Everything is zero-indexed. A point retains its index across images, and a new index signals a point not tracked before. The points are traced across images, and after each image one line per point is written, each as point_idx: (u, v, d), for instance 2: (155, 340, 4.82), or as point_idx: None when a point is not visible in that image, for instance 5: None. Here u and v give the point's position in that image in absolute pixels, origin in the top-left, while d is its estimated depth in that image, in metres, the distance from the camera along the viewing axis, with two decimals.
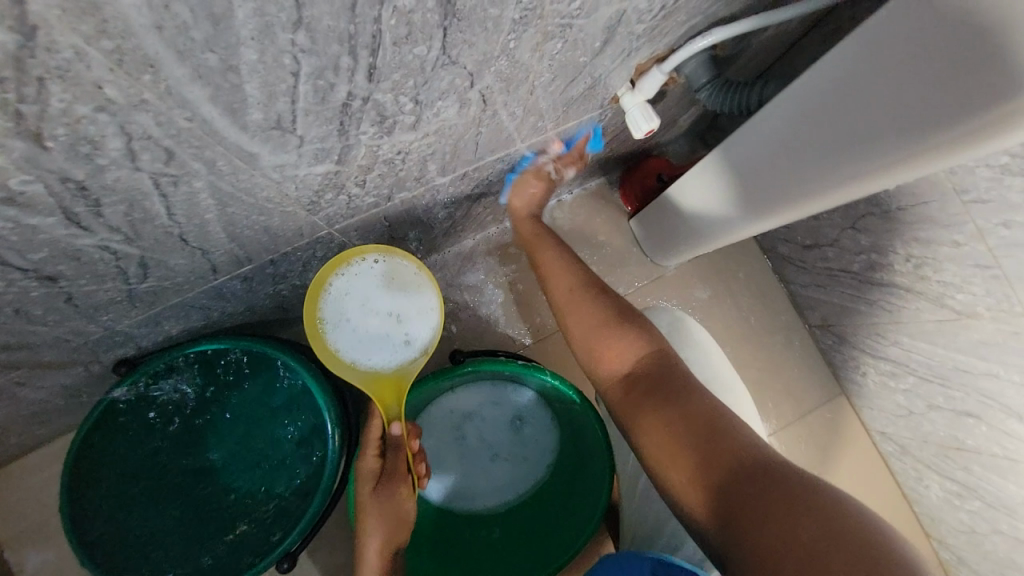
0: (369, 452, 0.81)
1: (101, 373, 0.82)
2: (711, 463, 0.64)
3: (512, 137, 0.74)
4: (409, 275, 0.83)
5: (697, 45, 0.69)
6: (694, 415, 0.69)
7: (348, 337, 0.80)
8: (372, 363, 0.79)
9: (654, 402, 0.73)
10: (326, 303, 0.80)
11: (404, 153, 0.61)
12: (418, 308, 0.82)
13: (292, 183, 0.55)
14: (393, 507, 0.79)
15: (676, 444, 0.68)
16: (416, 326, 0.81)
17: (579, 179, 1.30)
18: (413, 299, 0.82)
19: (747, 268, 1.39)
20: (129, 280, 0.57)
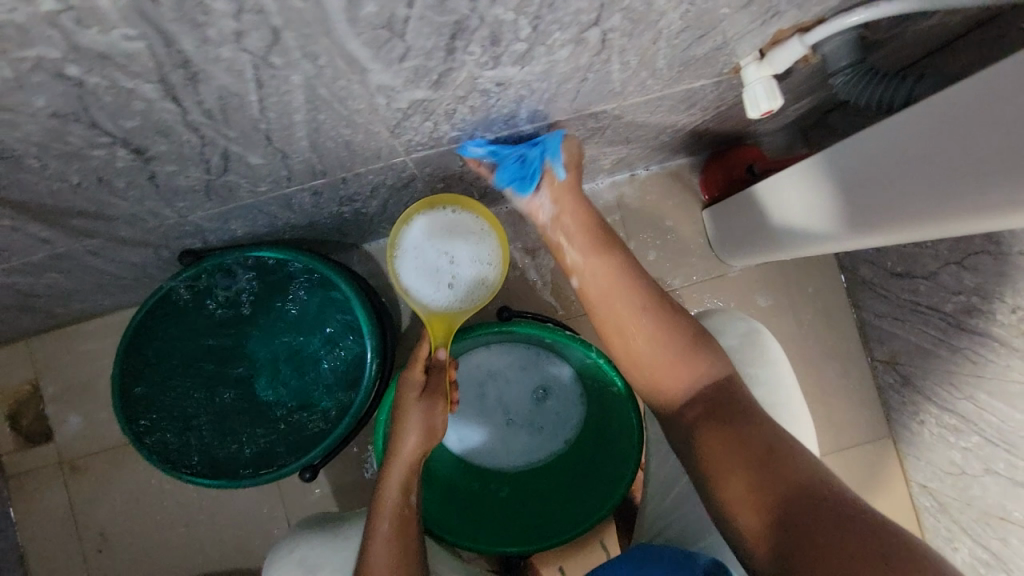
0: (415, 368, 0.80)
1: (166, 258, 0.85)
2: (774, 487, 0.61)
3: (614, 92, 0.68)
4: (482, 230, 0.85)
5: (847, 21, 0.61)
6: (763, 448, 0.65)
7: (413, 272, 0.83)
8: (430, 302, 0.82)
9: (722, 433, 0.68)
10: (400, 238, 0.83)
11: (503, 87, 0.57)
12: (484, 262, 0.85)
13: (384, 99, 0.52)
14: (430, 419, 0.79)
15: (734, 461, 0.65)
16: (477, 278, 0.84)
17: (661, 156, 1.21)
18: (480, 254, 0.85)
19: (818, 284, 1.29)
20: (209, 171, 0.56)
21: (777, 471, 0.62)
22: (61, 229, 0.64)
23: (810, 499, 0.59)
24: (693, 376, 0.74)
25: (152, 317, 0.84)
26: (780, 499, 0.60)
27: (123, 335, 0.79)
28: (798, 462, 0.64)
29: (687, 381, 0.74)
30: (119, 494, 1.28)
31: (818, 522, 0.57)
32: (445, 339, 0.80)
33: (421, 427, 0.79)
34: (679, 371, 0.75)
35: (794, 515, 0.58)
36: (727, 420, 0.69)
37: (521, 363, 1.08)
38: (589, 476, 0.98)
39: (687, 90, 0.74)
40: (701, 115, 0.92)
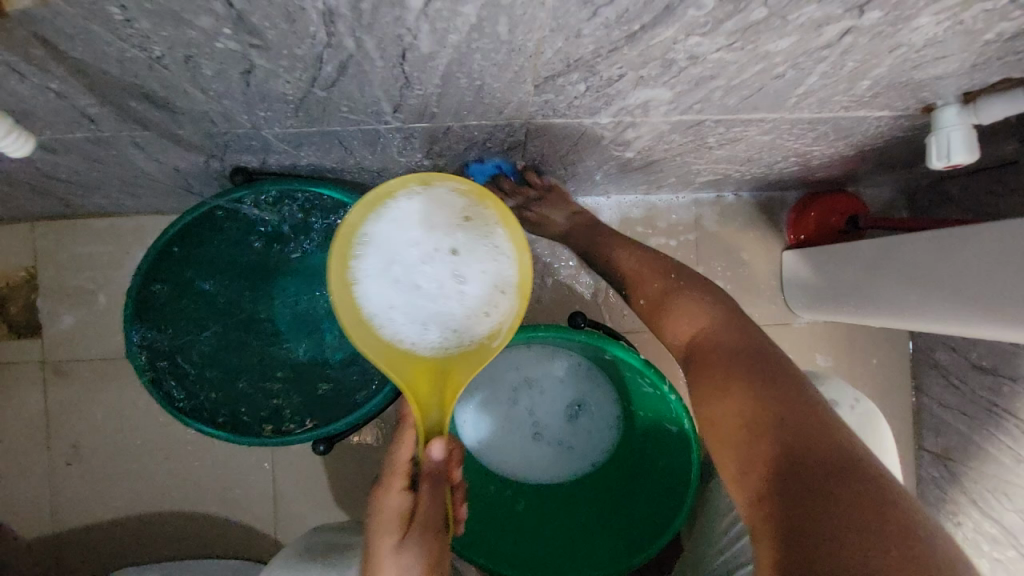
0: (398, 485, 0.64)
1: (214, 171, 0.74)
2: (772, 469, 0.53)
3: (789, 102, 0.57)
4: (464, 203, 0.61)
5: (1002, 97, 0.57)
6: (789, 417, 0.56)
7: (403, 313, 0.58)
8: (438, 344, 0.58)
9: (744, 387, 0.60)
10: (356, 276, 0.57)
11: (691, 63, 0.46)
12: (488, 248, 0.61)
13: (556, 44, 0.42)
14: (417, 558, 0.60)
15: (739, 430, 0.58)
16: (491, 274, 0.60)
17: (757, 183, 1.11)
18: (475, 238, 0.61)
19: (884, 357, 1.21)
20: (315, 81, 0.46)
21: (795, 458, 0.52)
22: (115, 110, 0.53)
23: (816, 480, 0.50)
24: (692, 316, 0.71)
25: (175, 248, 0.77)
26: (779, 472, 0.52)
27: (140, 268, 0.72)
28: (818, 450, 0.52)
29: (688, 325, 0.70)
30: (99, 408, 1.19)
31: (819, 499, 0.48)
32: (434, 402, 0.55)
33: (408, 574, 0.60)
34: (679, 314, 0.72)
35: (792, 489, 0.50)
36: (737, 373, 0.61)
37: (563, 371, 0.98)
38: (615, 510, 0.90)
39: (856, 119, 0.64)
40: (838, 151, 0.81)
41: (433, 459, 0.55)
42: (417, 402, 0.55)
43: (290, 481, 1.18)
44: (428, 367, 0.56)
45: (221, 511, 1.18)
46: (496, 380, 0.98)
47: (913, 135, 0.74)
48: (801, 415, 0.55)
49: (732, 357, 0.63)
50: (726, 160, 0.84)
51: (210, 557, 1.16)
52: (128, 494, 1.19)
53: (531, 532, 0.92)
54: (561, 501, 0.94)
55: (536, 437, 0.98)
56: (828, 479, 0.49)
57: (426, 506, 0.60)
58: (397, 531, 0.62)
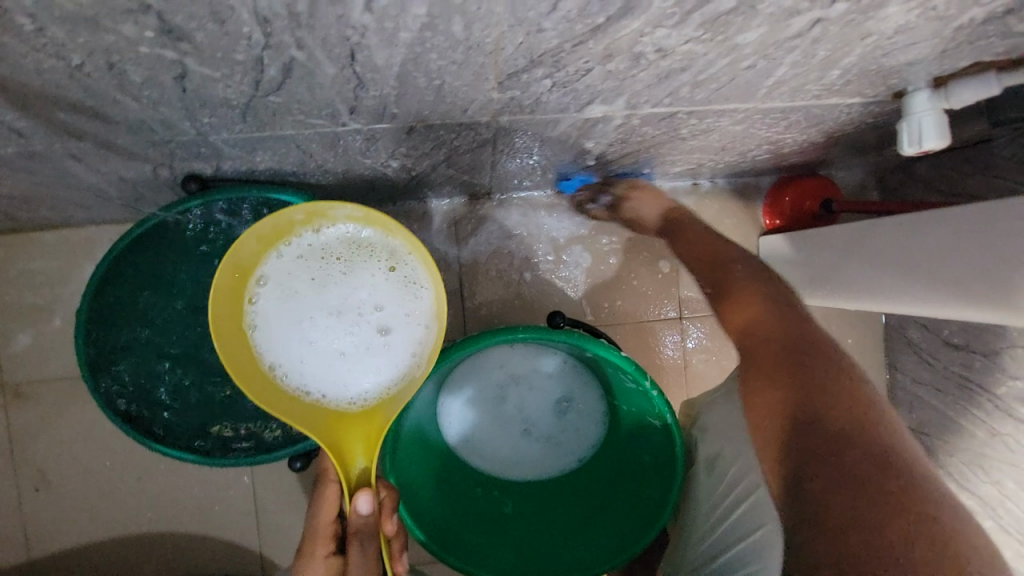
0: (319, 553, 0.64)
1: (165, 180, 0.70)
2: (796, 446, 0.53)
3: (762, 91, 0.56)
4: (359, 236, 0.63)
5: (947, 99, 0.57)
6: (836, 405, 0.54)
7: (315, 361, 0.60)
8: (357, 382, 0.60)
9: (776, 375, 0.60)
10: (259, 337, 0.59)
11: (660, 55, 0.44)
12: (393, 273, 0.63)
13: (517, 38, 0.39)
14: None
15: (780, 412, 0.57)
16: (400, 300, 0.62)
17: (734, 170, 1.10)
18: (377, 268, 0.63)
19: (860, 336, 1.23)
20: (258, 85, 0.43)
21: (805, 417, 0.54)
22: (41, 121, 0.49)
23: (853, 462, 0.50)
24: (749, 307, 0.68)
25: (124, 265, 0.74)
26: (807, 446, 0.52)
27: (86, 289, 0.68)
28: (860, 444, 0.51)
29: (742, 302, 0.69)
30: (62, 431, 1.13)
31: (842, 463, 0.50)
32: (360, 448, 0.56)
33: None
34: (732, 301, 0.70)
35: (817, 463, 0.51)
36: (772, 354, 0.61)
37: (545, 368, 0.98)
38: (602, 506, 0.90)
39: (829, 106, 0.63)
40: (812, 137, 0.81)
41: (361, 513, 0.53)
42: (341, 451, 0.55)
43: (271, 493, 1.15)
44: (350, 410, 0.58)
45: (200, 528, 1.14)
46: (478, 380, 0.97)
47: (884, 120, 0.73)
48: (857, 410, 0.54)
49: (790, 346, 0.61)
50: (702, 149, 0.82)
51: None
52: (99, 518, 1.14)
53: (518, 534, 0.90)
54: (551, 496, 0.94)
55: (520, 437, 0.97)
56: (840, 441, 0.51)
57: (353, 567, 0.57)
58: None
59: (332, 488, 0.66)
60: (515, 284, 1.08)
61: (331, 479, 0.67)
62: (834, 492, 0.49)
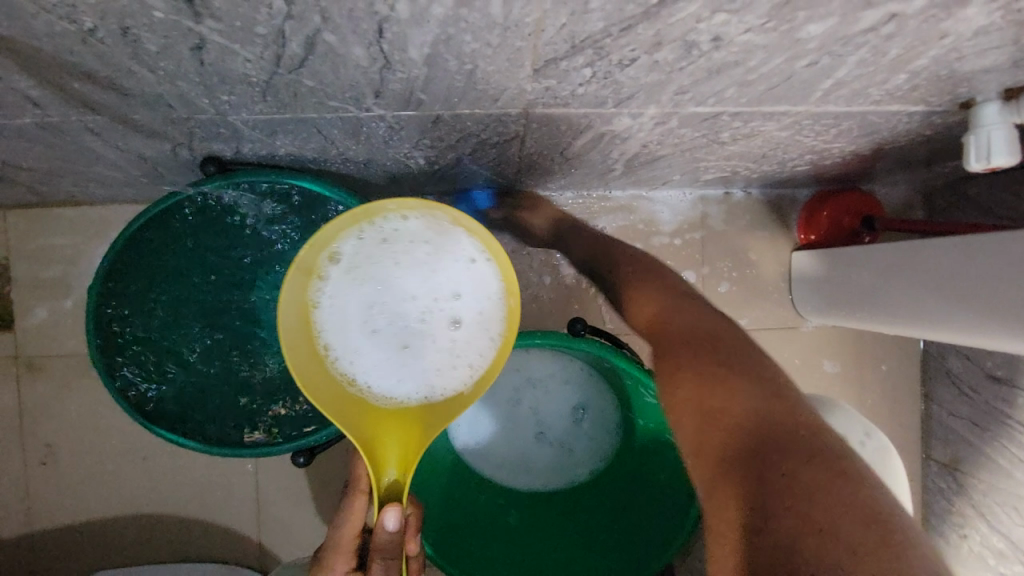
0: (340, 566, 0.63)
1: (183, 160, 0.68)
2: (775, 509, 0.39)
3: (815, 95, 0.52)
4: (448, 236, 0.59)
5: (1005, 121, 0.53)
6: (776, 429, 0.44)
7: (371, 352, 0.58)
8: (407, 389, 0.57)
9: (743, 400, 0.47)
10: (322, 312, 0.57)
11: (713, 47, 0.40)
12: (467, 283, 0.59)
13: (559, 20, 0.36)
14: None
15: (723, 433, 0.46)
16: (470, 315, 0.59)
17: (769, 180, 1.05)
18: (456, 273, 0.60)
19: (893, 363, 1.16)
20: (279, 61, 0.40)
21: (767, 446, 0.43)
22: (59, 91, 0.47)
23: (832, 502, 0.38)
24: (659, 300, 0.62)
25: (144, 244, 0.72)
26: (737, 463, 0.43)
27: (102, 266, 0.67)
28: (821, 472, 0.40)
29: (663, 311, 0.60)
30: (73, 407, 1.13)
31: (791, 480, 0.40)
32: (394, 454, 0.52)
33: None
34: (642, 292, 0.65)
35: (786, 507, 0.39)
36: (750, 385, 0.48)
37: (561, 375, 0.94)
38: (610, 523, 0.86)
39: (886, 114, 0.58)
40: (859, 148, 0.76)
41: (386, 528, 0.50)
42: (376, 454, 0.51)
43: (273, 484, 1.13)
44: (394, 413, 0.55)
45: (201, 513, 1.14)
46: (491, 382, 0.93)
47: (943, 133, 0.68)
48: (824, 456, 0.41)
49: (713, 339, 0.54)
50: (742, 156, 0.77)
51: (189, 560, 1.12)
52: (102, 496, 1.14)
53: (520, 545, 0.87)
54: (559, 508, 0.90)
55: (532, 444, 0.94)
56: (820, 453, 0.42)
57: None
58: None
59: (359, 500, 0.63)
60: (532, 287, 1.04)
61: (360, 491, 0.63)
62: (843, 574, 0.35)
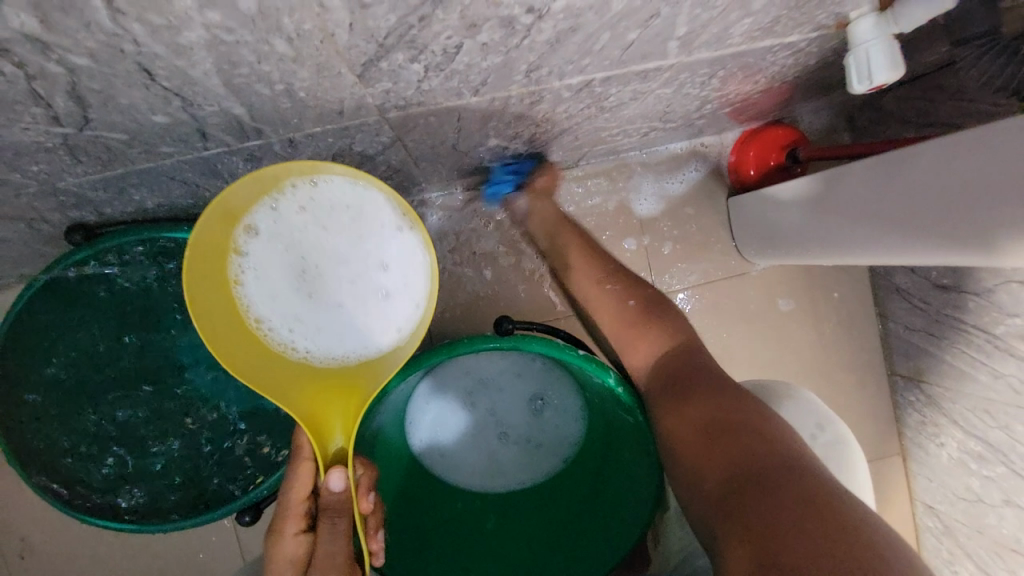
0: (291, 531, 0.61)
1: (48, 232, 0.63)
2: (745, 491, 0.55)
3: (679, 46, 0.48)
4: (369, 198, 0.56)
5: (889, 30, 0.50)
6: (772, 457, 0.56)
7: (296, 315, 0.56)
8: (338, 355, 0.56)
9: (678, 398, 0.70)
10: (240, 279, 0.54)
11: (535, 18, 0.36)
12: (393, 248, 0.57)
13: (344, 19, 0.31)
14: None
15: (696, 425, 0.65)
16: (398, 280, 0.57)
17: (690, 132, 1.02)
18: (381, 240, 0.57)
19: (846, 288, 1.16)
20: (58, 120, 0.36)
21: (761, 472, 0.55)
22: None
23: (771, 474, 0.54)
24: (653, 344, 0.78)
25: (32, 318, 0.66)
26: (733, 469, 0.58)
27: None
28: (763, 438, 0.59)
29: (642, 347, 0.79)
30: (26, 505, 1.07)
31: (717, 456, 0.60)
32: (338, 423, 0.53)
33: None
34: (642, 338, 0.79)
35: (748, 482, 0.55)
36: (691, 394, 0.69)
37: (514, 368, 0.91)
38: (584, 508, 0.86)
39: (762, 51, 0.56)
40: (761, 86, 0.73)
41: (333, 489, 0.52)
42: (318, 426, 0.52)
43: (253, 535, 1.10)
44: (333, 384, 0.54)
45: None
46: (444, 387, 0.91)
47: (835, 56, 0.66)
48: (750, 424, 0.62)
49: (680, 371, 0.73)
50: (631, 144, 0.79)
51: None
52: None
53: (496, 550, 0.86)
54: (532, 503, 0.89)
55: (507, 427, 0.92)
56: (790, 470, 0.54)
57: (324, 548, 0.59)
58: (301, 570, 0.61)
59: (306, 469, 0.61)
60: (473, 285, 1.01)
61: (305, 458, 0.60)
62: (777, 506, 0.51)
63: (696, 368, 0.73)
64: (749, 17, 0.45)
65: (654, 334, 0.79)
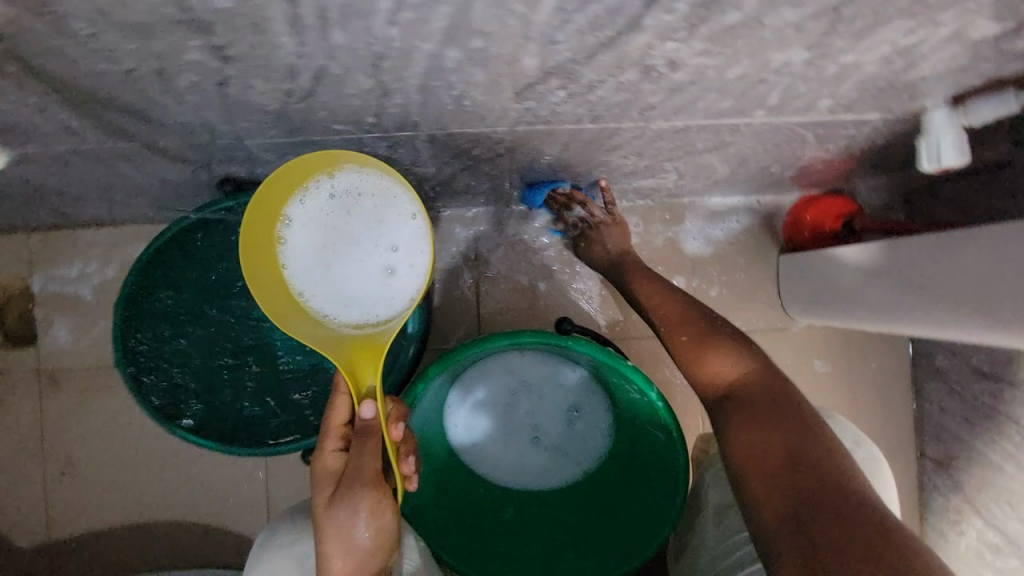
0: (329, 448, 0.63)
1: (202, 180, 0.75)
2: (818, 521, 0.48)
3: (773, 108, 0.57)
4: (384, 189, 0.64)
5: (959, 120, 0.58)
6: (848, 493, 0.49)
7: (326, 287, 0.64)
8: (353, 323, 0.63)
9: (755, 421, 0.59)
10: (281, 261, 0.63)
11: (671, 68, 0.45)
12: (405, 233, 0.64)
13: (533, 51, 0.41)
14: (350, 512, 0.59)
15: (763, 441, 0.57)
16: (410, 260, 0.64)
17: (754, 188, 1.10)
18: (393, 223, 0.64)
19: (885, 361, 1.19)
20: (291, 94, 0.46)
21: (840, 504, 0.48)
22: (98, 125, 0.53)
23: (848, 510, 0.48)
24: (731, 364, 0.68)
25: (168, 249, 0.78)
26: (802, 491, 0.51)
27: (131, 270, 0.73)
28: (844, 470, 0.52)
29: (721, 366, 0.68)
30: (89, 421, 1.17)
31: (785, 476, 0.53)
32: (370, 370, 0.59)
33: (344, 525, 0.60)
34: (712, 357, 0.70)
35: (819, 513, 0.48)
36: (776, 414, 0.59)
37: (554, 375, 0.98)
38: (602, 519, 0.90)
39: (838, 123, 0.64)
40: (832, 154, 0.81)
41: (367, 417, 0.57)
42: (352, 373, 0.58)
43: (284, 486, 1.16)
44: (356, 342, 0.61)
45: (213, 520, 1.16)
46: (487, 381, 0.97)
47: (905, 138, 0.73)
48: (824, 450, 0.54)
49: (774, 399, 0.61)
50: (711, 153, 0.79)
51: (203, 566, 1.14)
52: (114, 507, 1.16)
53: (509, 543, 0.90)
54: (551, 504, 0.94)
55: (534, 438, 0.97)
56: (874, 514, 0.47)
57: (354, 466, 0.60)
58: (331, 486, 0.62)
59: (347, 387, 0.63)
60: (530, 293, 1.09)
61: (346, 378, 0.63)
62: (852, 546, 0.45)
63: (778, 389, 0.63)
64: (839, 92, 0.53)
65: (727, 354, 0.69)
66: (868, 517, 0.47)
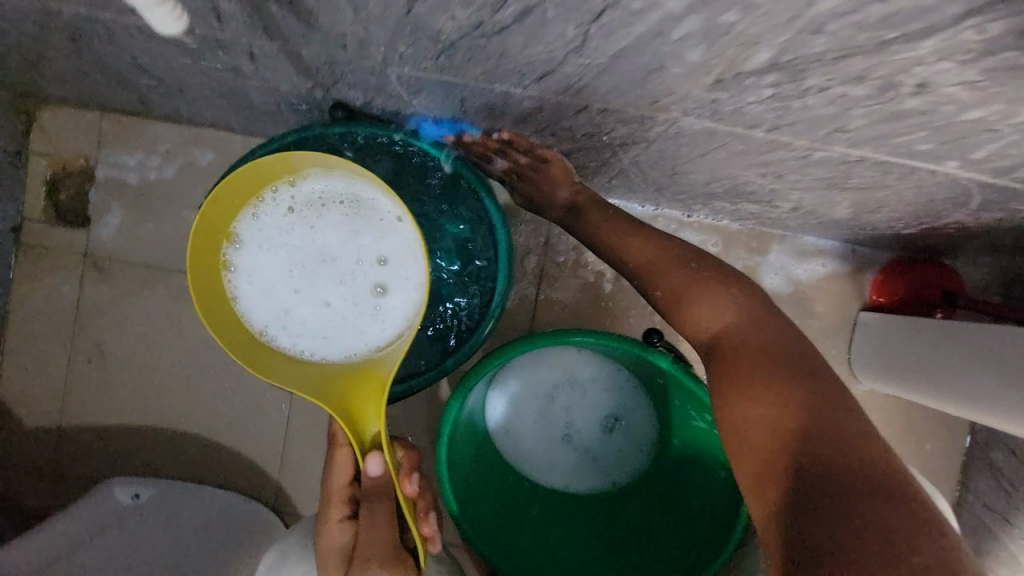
0: (336, 518, 0.66)
1: (315, 100, 0.70)
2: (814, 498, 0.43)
3: (971, 161, 0.51)
4: (356, 195, 0.61)
5: None
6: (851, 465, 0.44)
7: (304, 316, 0.60)
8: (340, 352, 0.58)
9: (757, 383, 0.52)
10: (244, 294, 0.59)
11: (911, 94, 0.40)
12: (391, 243, 0.61)
13: (779, 39, 0.36)
14: None
15: (771, 413, 0.50)
16: (394, 268, 0.60)
17: (855, 237, 1.03)
18: (374, 232, 0.61)
19: (938, 445, 1.13)
20: (483, 24, 0.43)
21: (846, 483, 0.43)
22: (252, 16, 0.49)
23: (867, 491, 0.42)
24: (719, 312, 0.58)
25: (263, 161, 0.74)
26: (799, 466, 0.46)
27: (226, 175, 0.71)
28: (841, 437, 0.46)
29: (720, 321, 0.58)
30: None
31: (791, 457, 0.47)
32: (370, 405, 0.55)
33: None
34: (705, 304, 0.58)
35: (818, 488, 0.44)
36: (779, 372, 0.52)
37: (605, 381, 0.94)
38: (630, 533, 0.89)
39: (1020, 193, 0.58)
40: (974, 222, 0.74)
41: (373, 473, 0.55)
42: (353, 417, 0.55)
43: None
44: (345, 377, 0.56)
45: None
46: (534, 370, 0.94)
47: None
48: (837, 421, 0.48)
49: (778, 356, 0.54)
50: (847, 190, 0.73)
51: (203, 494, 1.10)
52: None
53: (530, 538, 0.88)
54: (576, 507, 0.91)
55: (566, 437, 0.94)
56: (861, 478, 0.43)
57: (365, 538, 0.62)
58: (345, 559, 0.65)
59: (342, 453, 0.64)
60: None
61: (340, 443, 0.64)
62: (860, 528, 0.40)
63: (787, 349, 0.55)
64: None
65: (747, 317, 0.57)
66: (874, 492, 0.42)
